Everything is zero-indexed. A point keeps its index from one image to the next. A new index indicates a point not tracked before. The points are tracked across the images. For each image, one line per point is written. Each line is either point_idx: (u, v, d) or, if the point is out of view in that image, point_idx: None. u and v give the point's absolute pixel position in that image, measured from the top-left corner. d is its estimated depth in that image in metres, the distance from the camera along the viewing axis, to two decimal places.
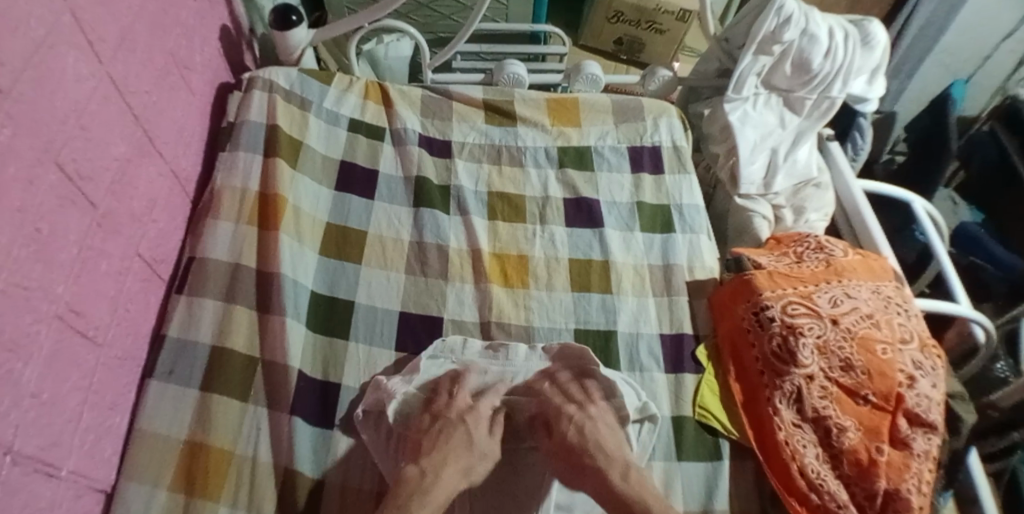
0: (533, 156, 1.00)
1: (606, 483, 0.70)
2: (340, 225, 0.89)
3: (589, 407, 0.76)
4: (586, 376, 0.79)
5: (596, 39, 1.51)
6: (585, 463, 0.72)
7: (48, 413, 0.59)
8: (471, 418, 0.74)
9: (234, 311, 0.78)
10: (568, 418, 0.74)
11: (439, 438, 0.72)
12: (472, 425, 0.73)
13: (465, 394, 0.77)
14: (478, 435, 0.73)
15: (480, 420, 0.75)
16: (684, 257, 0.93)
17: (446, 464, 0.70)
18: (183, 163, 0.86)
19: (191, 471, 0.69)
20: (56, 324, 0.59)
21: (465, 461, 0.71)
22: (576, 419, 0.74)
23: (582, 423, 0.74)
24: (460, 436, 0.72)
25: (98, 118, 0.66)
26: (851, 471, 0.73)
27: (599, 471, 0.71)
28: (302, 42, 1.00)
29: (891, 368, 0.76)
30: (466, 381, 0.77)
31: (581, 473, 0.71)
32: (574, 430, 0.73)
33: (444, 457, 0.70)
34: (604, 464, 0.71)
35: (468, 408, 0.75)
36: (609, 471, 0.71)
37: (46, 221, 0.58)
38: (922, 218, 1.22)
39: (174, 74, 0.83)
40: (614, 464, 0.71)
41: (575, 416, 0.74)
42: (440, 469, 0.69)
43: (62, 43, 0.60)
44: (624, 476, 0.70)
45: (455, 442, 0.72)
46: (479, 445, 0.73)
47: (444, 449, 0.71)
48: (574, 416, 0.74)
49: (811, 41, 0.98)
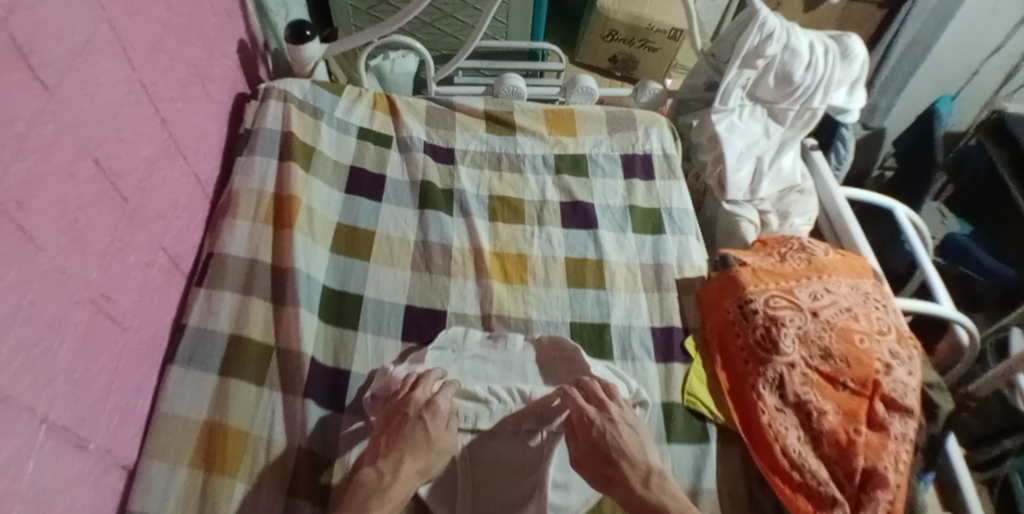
0: (531, 162, 1.07)
1: (629, 491, 0.71)
2: (350, 225, 0.95)
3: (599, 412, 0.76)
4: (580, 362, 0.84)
5: (591, 57, 1.58)
6: (614, 470, 0.73)
7: (80, 390, 0.63)
8: (429, 419, 0.74)
9: (251, 303, 0.83)
10: (589, 423, 0.75)
11: (400, 437, 0.73)
12: (430, 425, 0.74)
13: (427, 388, 0.77)
14: (440, 434, 0.74)
15: (438, 418, 0.75)
16: (674, 257, 0.98)
17: (404, 462, 0.71)
18: (204, 167, 0.92)
19: (210, 450, 0.74)
20: (88, 307, 0.64)
21: (425, 461, 0.72)
22: (598, 423, 0.75)
23: (605, 428, 0.74)
24: (418, 435, 0.73)
25: (130, 121, 0.72)
26: (831, 451, 0.77)
27: (624, 479, 0.72)
28: (314, 55, 1.06)
29: (869, 356, 0.80)
30: (428, 383, 0.77)
31: (608, 477, 0.73)
32: (597, 433, 0.74)
33: (399, 457, 0.71)
34: (628, 471, 0.72)
35: (426, 403, 0.75)
36: (631, 478, 0.72)
37: (83, 212, 0.64)
38: (904, 225, 1.26)
39: (196, 83, 0.89)
40: (636, 469, 0.72)
41: (596, 420, 0.75)
42: (399, 467, 0.71)
43: (100, 51, 0.66)
44: (646, 485, 0.71)
45: (416, 442, 0.72)
46: (437, 442, 0.74)
47: (400, 449, 0.72)
48: (595, 419, 0.75)
49: (793, 55, 1.04)
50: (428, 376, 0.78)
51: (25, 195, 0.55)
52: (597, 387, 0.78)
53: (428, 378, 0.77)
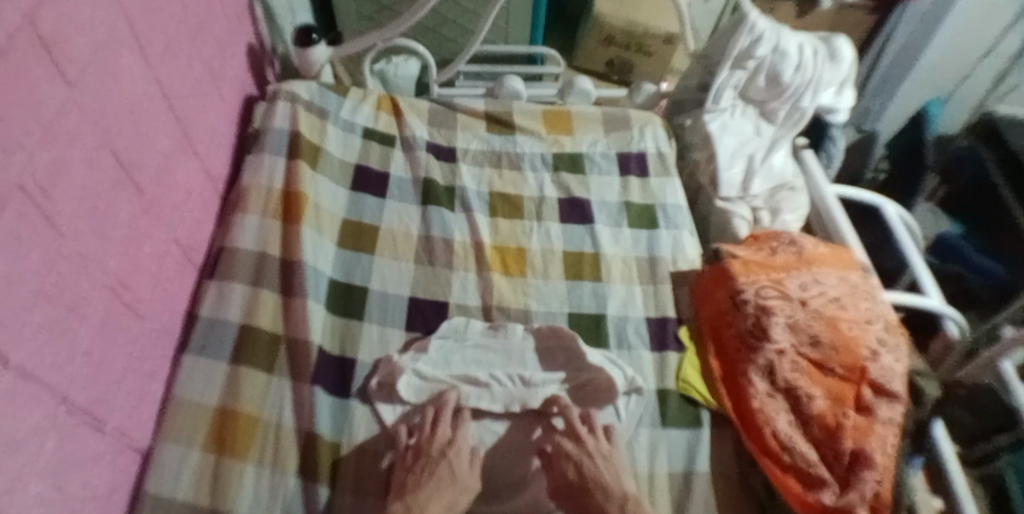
0: (530, 161, 1.10)
1: None
2: (356, 220, 0.98)
3: (568, 443, 0.77)
4: (576, 352, 0.87)
5: (589, 61, 1.63)
6: (588, 503, 0.74)
7: (97, 370, 0.66)
8: (451, 455, 0.74)
9: (261, 294, 0.86)
10: (566, 456, 0.76)
11: (427, 477, 0.73)
12: (453, 461, 0.74)
13: (446, 429, 0.78)
14: (464, 474, 0.74)
15: (461, 456, 0.75)
16: (668, 250, 1.02)
17: (432, 501, 0.70)
18: (215, 164, 0.95)
19: (221, 433, 0.77)
20: (105, 292, 0.68)
21: (449, 498, 0.71)
22: (576, 457, 0.76)
23: (580, 461, 0.75)
24: (443, 474, 0.73)
25: (146, 116, 0.75)
26: (820, 434, 0.80)
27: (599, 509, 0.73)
28: (321, 58, 1.10)
29: (856, 344, 0.84)
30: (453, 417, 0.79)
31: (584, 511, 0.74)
32: (573, 468, 0.75)
33: (426, 495, 0.71)
34: (602, 502, 0.73)
35: (449, 442, 0.76)
36: (607, 508, 0.73)
37: (103, 201, 0.67)
38: (894, 221, 1.30)
39: (208, 84, 0.93)
40: (612, 501, 0.73)
41: (573, 453, 0.76)
42: (427, 504, 0.70)
43: (118, 48, 0.69)
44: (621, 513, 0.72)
45: (440, 481, 0.72)
46: (461, 479, 0.73)
47: (427, 488, 0.72)
48: (572, 452, 0.76)
49: (782, 56, 1.08)
50: (451, 393, 0.81)
51: (49, 183, 0.58)
52: (571, 411, 0.80)
53: (451, 394, 0.81)
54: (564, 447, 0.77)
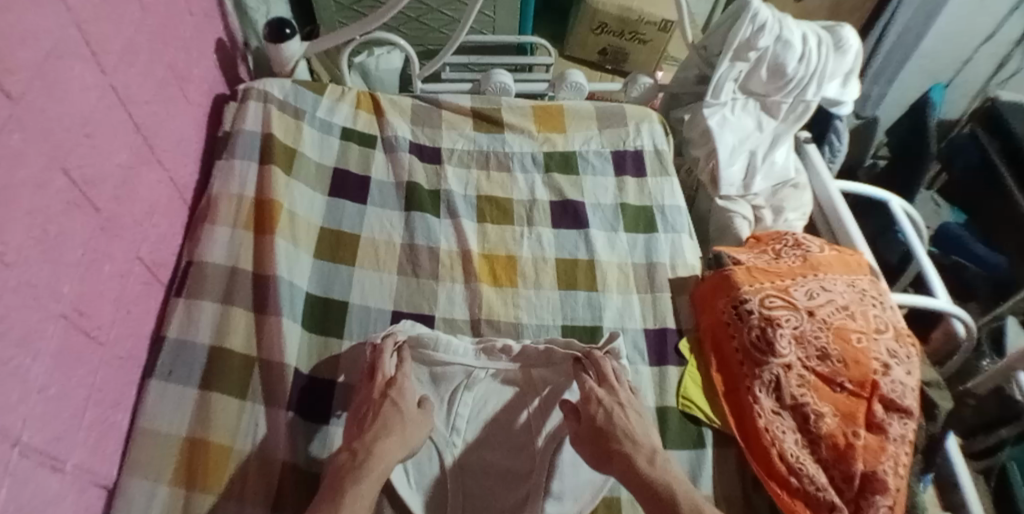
0: (520, 161, 1.04)
1: (633, 468, 0.67)
2: (334, 228, 0.93)
3: (599, 390, 0.75)
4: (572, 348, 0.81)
5: (581, 50, 1.56)
6: (614, 448, 0.70)
7: (54, 408, 0.60)
8: (400, 399, 0.72)
9: (233, 312, 0.81)
10: (597, 401, 0.74)
11: (376, 418, 0.70)
12: (403, 405, 0.72)
13: (388, 367, 0.76)
14: (412, 412, 0.72)
15: (404, 394, 0.73)
16: (666, 255, 0.96)
17: (379, 440, 0.68)
18: (182, 171, 0.89)
19: (192, 465, 0.71)
20: (61, 324, 0.62)
21: (399, 435, 0.69)
22: (605, 403, 0.74)
23: (612, 409, 0.73)
24: (389, 414, 0.71)
25: (103, 128, 0.69)
26: (829, 454, 0.76)
27: (627, 457, 0.69)
28: (295, 54, 1.03)
29: (866, 356, 0.79)
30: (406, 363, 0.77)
31: (608, 455, 0.70)
32: (603, 413, 0.73)
33: (376, 434, 0.68)
34: (630, 449, 0.69)
35: (390, 382, 0.74)
36: (635, 456, 0.69)
37: (53, 224, 0.61)
38: (902, 218, 1.21)
39: (173, 86, 0.87)
40: (640, 450, 0.69)
41: (604, 400, 0.74)
42: (376, 442, 0.67)
43: (68, 55, 0.63)
44: (651, 462, 0.68)
45: (390, 422, 0.70)
46: (412, 418, 0.72)
47: (376, 429, 0.69)
48: (603, 400, 0.74)
49: (785, 47, 1.02)
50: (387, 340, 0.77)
51: None
52: (606, 362, 0.78)
53: (387, 341, 0.77)
54: (595, 393, 0.75)
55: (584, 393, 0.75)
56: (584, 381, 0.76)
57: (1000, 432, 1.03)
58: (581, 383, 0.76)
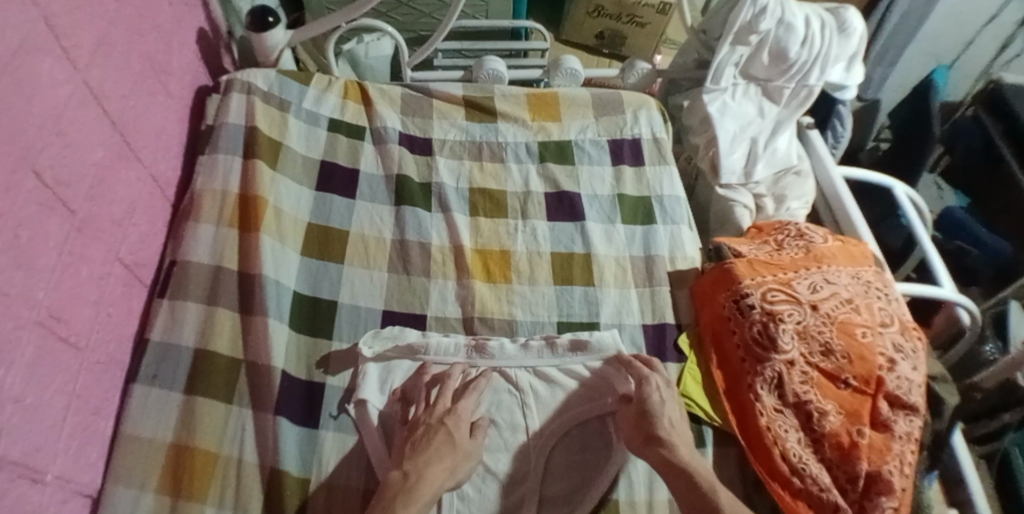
0: (514, 151, 1.01)
1: (672, 459, 0.69)
2: (322, 225, 0.90)
3: (654, 377, 0.76)
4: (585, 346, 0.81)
5: (576, 34, 1.52)
6: (657, 436, 0.71)
7: (34, 418, 0.57)
8: (452, 424, 0.72)
9: (217, 313, 0.78)
10: (654, 388, 0.75)
11: (428, 443, 0.70)
12: (455, 431, 0.72)
13: (449, 396, 0.76)
14: (465, 441, 0.72)
15: (460, 424, 0.73)
16: (665, 248, 0.94)
17: (430, 465, 0.67)
18: (163, 167, 0.86)
19: (177, 471, 0.69)
20: (38, 330, 0.58)
21: (450, 463, 0.69)
22: (661, 391, 0.75)
23: (663, 397, 0.75)
24: (443, 441, 0.70)
25: (76, 126, 0.66)
26: (833, 454, 0.74)
27: (670, 448, 0.70)
28: (279, 43, 1.00)
29: (871, 352, 0.77)
30: (450, 383, 0.77)
31: (650, 439, 0.71)
32: (659, 399, 0.74)
33: (425, 459, 0.68)
34: (674, 442, 0.70)
35: (450, 411, 0.74)
36: (676, 447, 0.70)
37: (26, 227, 0.57)
38: (904, 203, 1.17)
39: (152, 78, 0.83)
40: (682, 443, 0.71)
41: (658, 388, 0.75)
42: (427, 467, 0.67)
43: (38, 50, 0.60)
44: (692, 455, 0.70)
45: (444, 450, 0.69)
46: (463, 447, 0.71)
47: (425, 454, 0.69)
48: (659, 388, 0.75)
49: (787, 31, 0.99)
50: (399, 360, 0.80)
51: None
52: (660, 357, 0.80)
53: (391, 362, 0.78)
54: (651, 380, 0.76)
55: (638, 378, 0.76)
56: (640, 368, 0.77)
57: (1001, 417, 1.04)
58: (636, 369, 0.77)
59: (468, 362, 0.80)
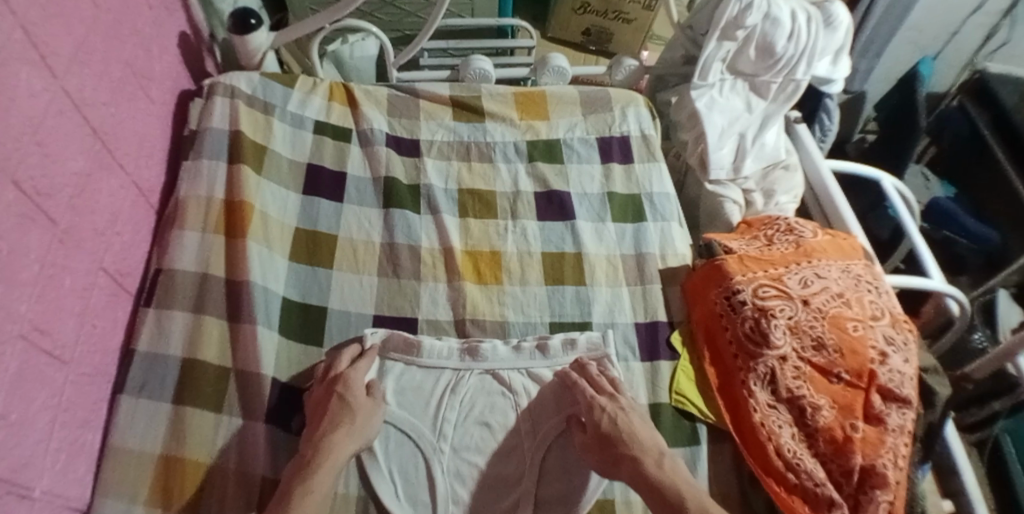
0: (502, 150, 1.00)
1: (640, 472, 0.68)
2: (309, 229, 0.89)
3: (601, 399, 0.74)
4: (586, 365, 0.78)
5: (563, 31, 1.51)
6: (622, 453, 0.69)
7: (19, 434, 0.56)
8: (347, 393, 0.71)
9: (205, 322, 0.77)
10: (600, 408, 0.73)
11: (326, 416, 0.70)
12: (352, 398, 0.71)
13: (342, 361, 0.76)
14: (361, 401, 0.72)
15: (354, 387, 0.72)
16: (656, 245, 0.94)
17: (328, 435, 0.68)
18: (146, 175, 0.85)
19: (167, 483, 0.69)
20: (21, 344, 0.57)
21: (357, 428, 0.69)
22: (608, 409, 0.73)
23: (615, 415, 0.72)
24: (338, 410, 0.70)
25: (55, 134, 0.64)
26: (827, 448, 0.74)
27: (635, 461, 0.68)
28: (262, 46, 0.99)
29: (862, 345, 0.77)
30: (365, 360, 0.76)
31: (617, 461, 0.69)
32: (607, 420, 0.72)
33: (323, 433, 0.69)
34: (638, 452, 0.69)
35: (337, 377, 0.73)
36: (643, 459, 0.69)
37: (5, 240, 0.55)
38: (892, 195, 1.17)
39: (133, 84, 0.82)
40: (648, 452, 0.69)
41: (607, 407, 0.73)
42: (325, 440, 0.68)
43: (15, 59, 0.58)
44: (658, 465, 0.68)
45: (340, 416, 0.70)
46: (362, 412, 0.71)
47: (323, 428, 0.69)
48: (606, 406, 0.73)
49: (774, 24, 0.99)
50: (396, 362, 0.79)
51: None
52: (601, 377, 0.77)
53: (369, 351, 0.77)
54: (598, 402, 0.74)
55: (587, 402, 0.74)
56: (603, 388, 0.76)
57: (993, 405, 1.04)
58: (581, 392, 0.75)
59: (462, 365, 0.79)
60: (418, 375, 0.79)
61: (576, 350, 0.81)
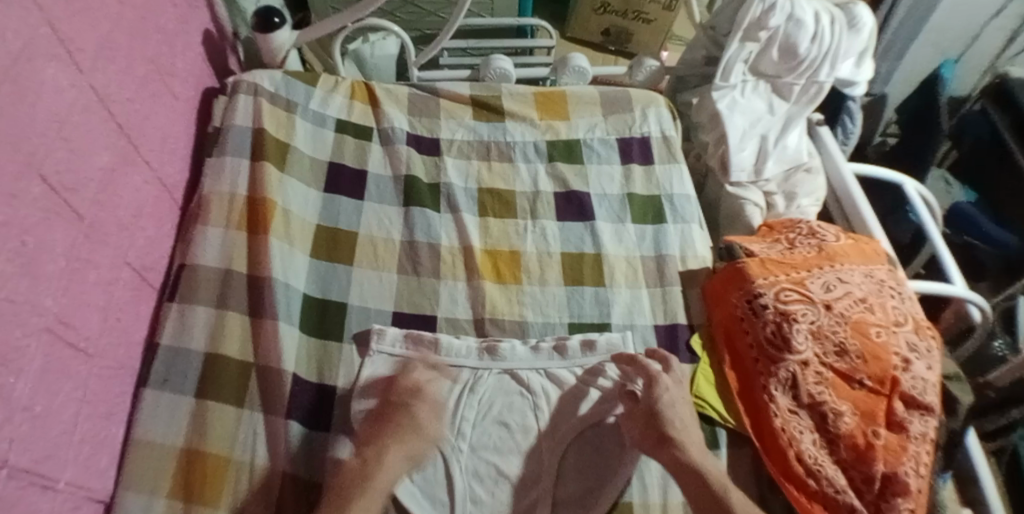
0: (522, 150, 1.00)
1: (681, 459, 0.69)
2: (330, 226, 0.89)
3: (663, 378, 0.76)
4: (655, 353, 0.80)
5: (582, 31, 1.51)
6: (668, 436, 0.71)
7: (43, 426, 0.56)
8: (417, 405, 0.74)
9: (227, 317, 0.78)
10: (663, 387, 0.75)
11: (393, 422, 0.72)
12: (419, 409, 0.74)
13: (414, 377, 0.77)
14: (431, 418, 0.74)
15: (427, 406, 0.75)
16: (676, 247, 0.93)
17: (389, 449, 0.69)
18: (170, 171, 0.86)
19: (189, 478, 0.69)
20: (45, 337, 0.57)
21: (410, 446, 0.71)
22: (670, 392, 0.75)
23: (672, 399, 0.74)
24: (405, 420, 0.73)
25: (80, 130, 0.65)
26: (849, 455, 0.73)
27: (679, 448, 0.70)
28: (284, 44, 1.00)
29: (886, 351, 0.76)
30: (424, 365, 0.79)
31: (661, 442, 0.71)
32: (668, 402, 0.74)
33: (384, 443, 0.70)
34: (683, 439, 0.71)
35: (415, 390, 0.76)
36: (688, 447, 0.70)
37: (32, 234, 0.56)
38: (914, 200, 1.15)
39: (157, 81, 0.83)
40: (693, 444, 0.71)
41: (668, 388, 0.75)
42: (383, 454, 0.69)
43: (40, 56, 0.59)
44: (702, 456, 0.70)
45: (405, 428, 0.72)
46: (426, 427, 0.73)
47: (384, 439, 0.71)
48: (668, 387, 0.75)
49: (797, 26, 0.97)
50: (416, 363, 0.79)
51: None
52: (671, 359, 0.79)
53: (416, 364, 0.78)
54: (661, 380, 0.76)
55: (649, 376, 0.76)
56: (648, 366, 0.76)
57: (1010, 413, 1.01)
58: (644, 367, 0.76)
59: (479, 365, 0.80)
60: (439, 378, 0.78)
61: (596, 353, 0.81)
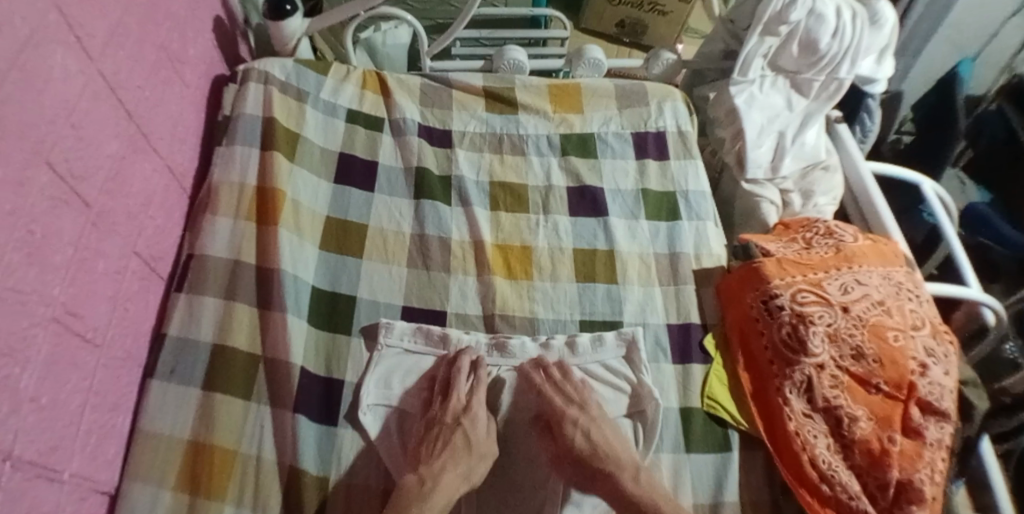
0: (535, 143, 0.99)
1: (618, 487, 0.70)
2: (341, 218, 0.88)
3: (573, 410, 0.74)
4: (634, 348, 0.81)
5: (596, 22, 1.48)
6: (598, 469, 0.72)
7: (49, 417, 0.56)
8: (469, 424, 0.73)
9: (236, 309, 0.77)
10: (572, 421, 0.73)
11: (440, 441, 0.72)
12: (472, 429, 0.73)
13: (461, 394, 0.75)
14: (481, 438, 0.73)
15: (476, 426, 0.73)
16: (690, 245, 0.91)
17: (446, 471, 0.69)
18: (180, 159, 0.85)
19: (195, 469, 0.69)
20: (53, 328, 0.57)
21: (467, 466, 0.70)
22: (581, 423, 0.73)
23: (589, 429, 0.74)
24: (458, 441, 0.71)
25: (90, 117, 0.64)
26: (863, 461, 0.72)
27: (613, 479, 0.71)
28: (296, 32, 0.99)
29: (903, 356, 0.74)
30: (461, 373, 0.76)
31: (594, 476, 0.71)
32: (580, 435, 0.73)
33: (442, 466, 0.69)
34: (616, 469, 0.71)
35: (465, 409, 0.74)
36: (620, 474, 0.71)
37: (39, 223, 0.55)
38: (932, 200, 1.13)
39: (167, 68, 0.81)
40: (625, 469, 0.71)
41: (579, 420, 0.74)
42: (440, 474, 0.68)
43: (50, 41, 0.58)
44: (636, 479, 0.70)
45: (460, 449, 0.70)
46: (479, 447, 0.72)
47: (441, 458, 0.70)
48: (579, 420, 0.74)
49: (818, 21, 0.96)
50: (443, 362, 0.78)
51: None
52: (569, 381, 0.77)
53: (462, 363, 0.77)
54: (572, 413, 0.74)
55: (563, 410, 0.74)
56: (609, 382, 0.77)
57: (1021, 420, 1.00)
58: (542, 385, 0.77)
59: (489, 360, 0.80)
60: (461, 383, 0.76)
61: (604, 346, 0.81)
